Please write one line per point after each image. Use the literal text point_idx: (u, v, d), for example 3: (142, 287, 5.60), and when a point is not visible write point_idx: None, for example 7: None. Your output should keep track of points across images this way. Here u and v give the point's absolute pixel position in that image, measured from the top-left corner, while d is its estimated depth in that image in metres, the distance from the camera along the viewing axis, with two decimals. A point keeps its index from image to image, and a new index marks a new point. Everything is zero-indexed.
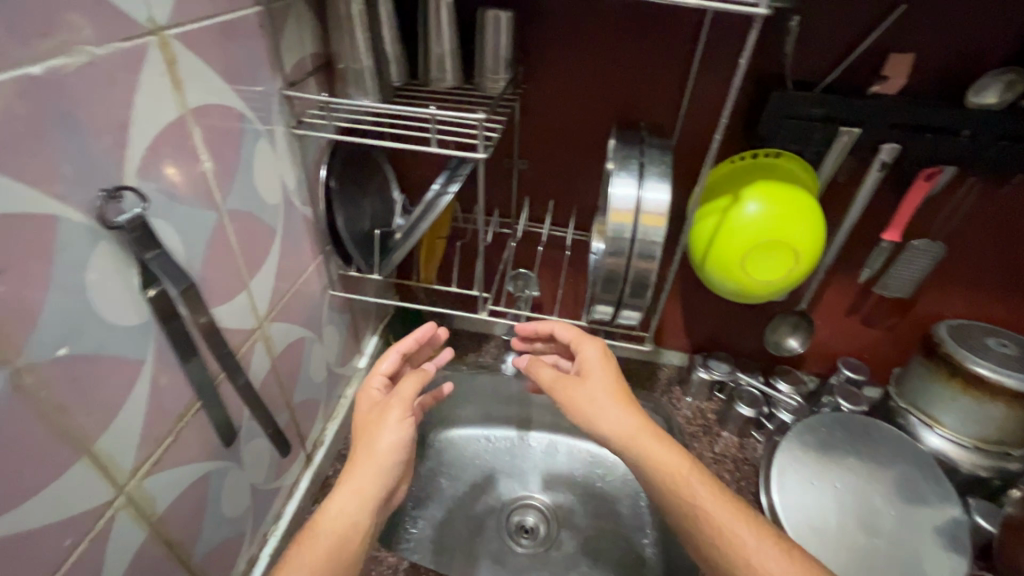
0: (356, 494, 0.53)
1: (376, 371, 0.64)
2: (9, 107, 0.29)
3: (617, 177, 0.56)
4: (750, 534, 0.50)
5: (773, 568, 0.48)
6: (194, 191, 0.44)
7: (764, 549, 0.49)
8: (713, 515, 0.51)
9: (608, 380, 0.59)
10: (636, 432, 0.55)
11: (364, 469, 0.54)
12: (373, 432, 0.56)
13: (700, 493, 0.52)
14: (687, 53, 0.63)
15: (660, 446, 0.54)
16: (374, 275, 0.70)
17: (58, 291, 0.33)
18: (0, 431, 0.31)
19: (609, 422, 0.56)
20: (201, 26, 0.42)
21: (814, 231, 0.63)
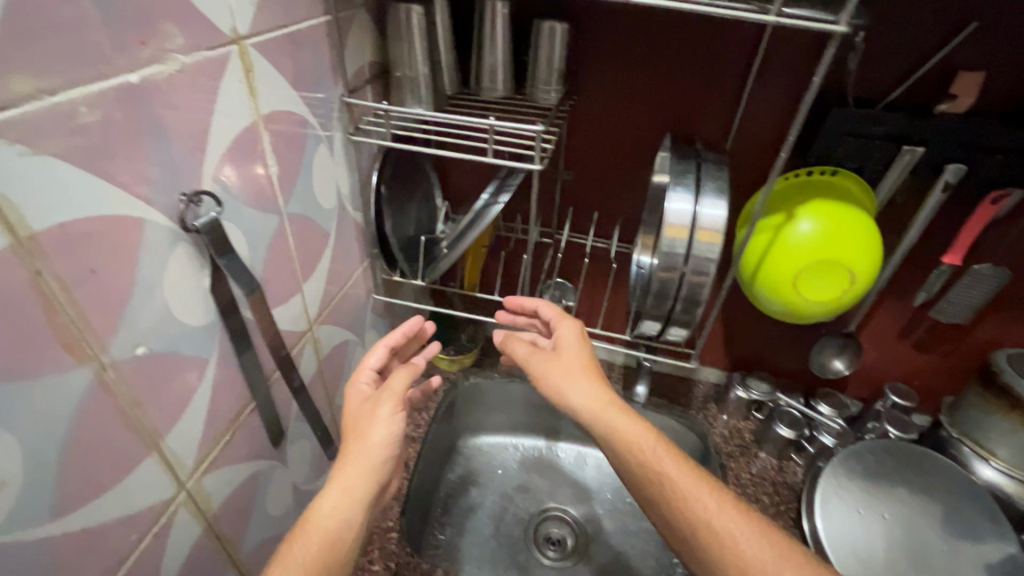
0: (343, 492, 0.50)
1: (364, 366, 0.59)
2: (109, 113, 0.30)
3: (674, 193, 0.55)
4: (712, 499, 0.49)
5: (734, 529, 0.47)
6: (261, 195, 0.45)
7: (727, 513, 0.48)
8: (676, 482, 0.50)
9: (582, 356, 0.58)
10: (605, 406, 0.54)
11: (354, 468, 0.51)
12: (361, 429, 0.53)
13: (665, 460, 0.51)
14: (745, 66, 0.62)
15: (627, 419, 0.53)
16: (419, 280, 0.70)
17: (141, 291, 0.34)
18: (84, 426, 0.32)
19: (579, 395, 0.55)
20: (275, 34, 0.43)
21: (872, 256, 0.61)
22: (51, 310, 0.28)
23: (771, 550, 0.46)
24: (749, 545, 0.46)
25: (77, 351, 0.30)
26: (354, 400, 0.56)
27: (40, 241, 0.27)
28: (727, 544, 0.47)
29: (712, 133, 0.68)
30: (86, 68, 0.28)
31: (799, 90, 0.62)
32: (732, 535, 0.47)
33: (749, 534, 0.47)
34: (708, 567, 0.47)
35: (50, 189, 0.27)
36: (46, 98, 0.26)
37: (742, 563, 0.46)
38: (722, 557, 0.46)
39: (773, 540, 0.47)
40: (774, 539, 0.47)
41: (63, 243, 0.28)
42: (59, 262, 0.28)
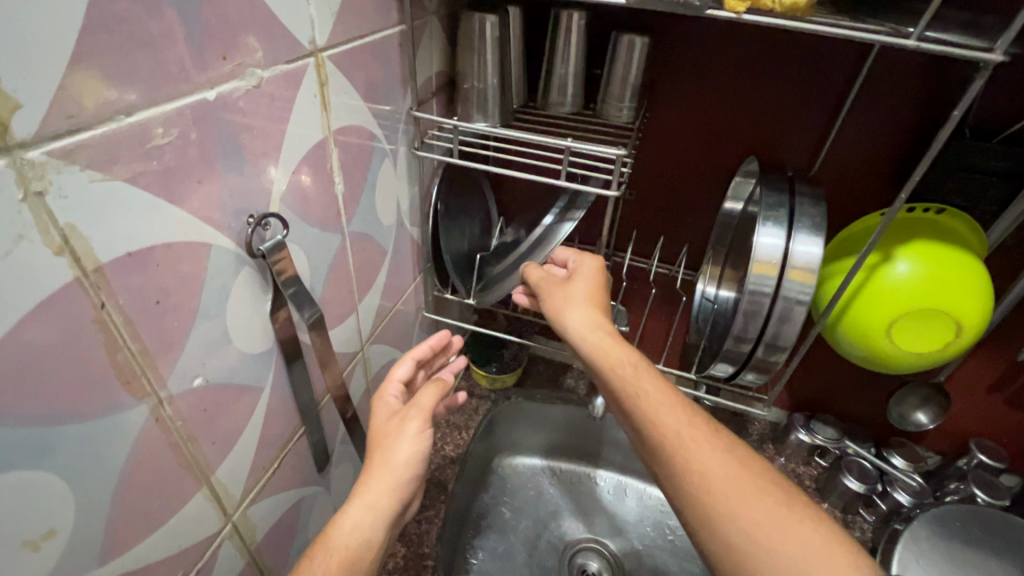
0: (366, 509, 0.43)
1: (392, 378, 0.53)
2: (184, 132, 0.27)
3: (763, 227, 0.50)
4: (683, 415, 0.44)
5: (705, 450, 0.42)
6: (325, 215, 0.42)
7: (698, 430, 0.44)
8: (650, 396, 0.45)
9: (592, 286, 0.54)
10: (592, 326, 0.51)
11: (377, 485, 0.44)
12: (384, 442, 0.47)
13: (643, 377, 0.47)
14: (841, 88, 0.56)
15: (612, 339, 0.50)
16: (470, 300, 0.67)
17: (202, 319, 0.31)
18: (138, 465, 0.29)
19: (577, 320, 0.51)
20: (351, 46, 0.41)
21: (978, 302, 0.54)
22: (113, 345, 0.26)
23: (735, 465, 0.41)
24: (713, 456, 0.42)
25: (135, 388, 0.28)
26: (377, 415, 0.50)
27: (105, 272, 0.25)
28: (689, 457, 0.42)
29: (797, 158, 0.62)
30: (166, 86, 0.26)
31: (904, 116, 0.56)
32: (696, 447, 0.42)
33: (716, 447, 0.42)
34: (671, 478, 0.43)
35: (119, 217, 0.25)
36: (121, 119, 0.24)
37: (701, 476, 0.41)
38: (681, 466, 0.42)
39: (742, 458, 0.42)
40: (743, 458, 0.42)
41: (127, 274, 0.26)
42: (123, 293, 0.26)
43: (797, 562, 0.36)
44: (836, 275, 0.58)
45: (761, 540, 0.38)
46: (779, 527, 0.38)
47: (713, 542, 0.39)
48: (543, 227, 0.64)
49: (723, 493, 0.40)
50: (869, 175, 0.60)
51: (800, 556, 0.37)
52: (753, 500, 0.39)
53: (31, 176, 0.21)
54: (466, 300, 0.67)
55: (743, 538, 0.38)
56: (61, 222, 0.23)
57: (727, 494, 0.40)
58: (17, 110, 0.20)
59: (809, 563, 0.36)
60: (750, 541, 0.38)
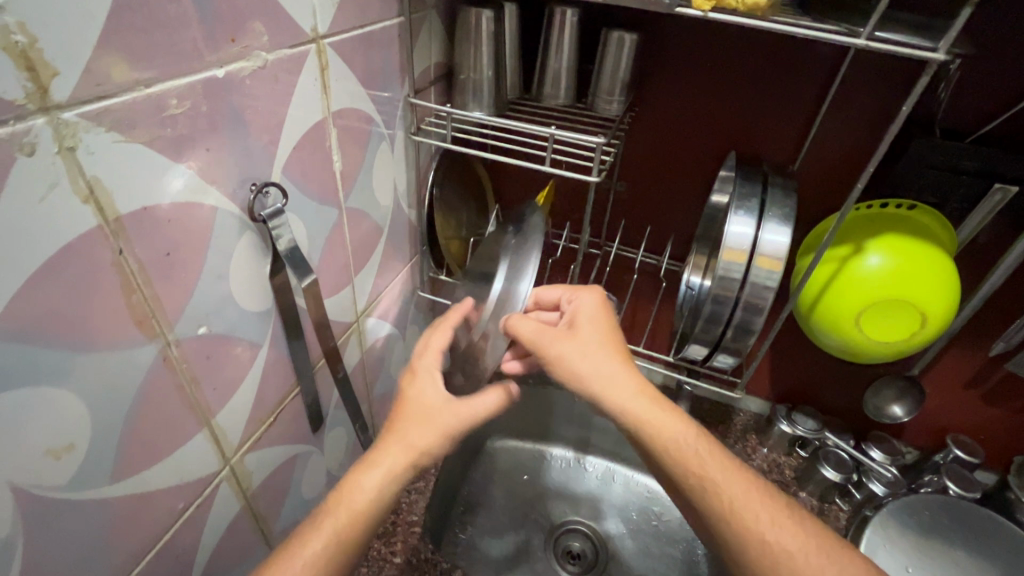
0: (384, 472, 0.45)
1: (434, 347, 0.52)
2: (196, 105, 0.31)
3: (735, 216, 0.53)
4: (765, 509, 0.44)
5: (795, 553, 0.42)
6: (323, 188, 0.46)
7: (784, 526, 0.43)
8: (724, 490, 0.44)
9: (604, 335, 0.51)
10: (634, 394, 0.47)
11: (396, 452, 0.46)
12: (401, 417, 0.48)
13: (711, 463, 0.45)
14: (821, 88, 0.59)
15: (662, 411, 0.47)
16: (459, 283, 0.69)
17: (208, 274, 0.35)
18: (147, 399, 0.33)
19: (617, 387, 0.47)
20: (352, 34, 0.45)
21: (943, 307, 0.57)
22: (128, 287, 0.30)
23: (835, 569, 0.41)
24: (805, 561, 0.41)
25: (146, 328, 0.32)
26: (416, 399, 0.49)
27: (123, 222, 0.29)
28: (780, 564, 0.41)
29: (779, 154, 0.65)
30: (181, 62, 0.30)
31: (880, 115, 0.58)
32: (789, 551, 0.42)
33: (806, 550, 0.42)
34: None
35: (136, 174, 0.29)
36: (141, 90, 0.28)
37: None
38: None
39: (833, 559, 0.42)
40: (837, 559, 0.42)
41: (142, 226, 0.30)
42: (139, 243, 0.30)
43: None
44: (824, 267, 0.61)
45: None
46: None
47: None
48: (497, 293, 0.53)
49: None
50: (846, 171, 0.63)
51: None
52: None
53: (66, 134, 0.25)
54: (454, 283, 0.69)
55: None
56: (89, 174, 0.26)
57: None
58: (56, 77, 0.24)
59: None
60: None
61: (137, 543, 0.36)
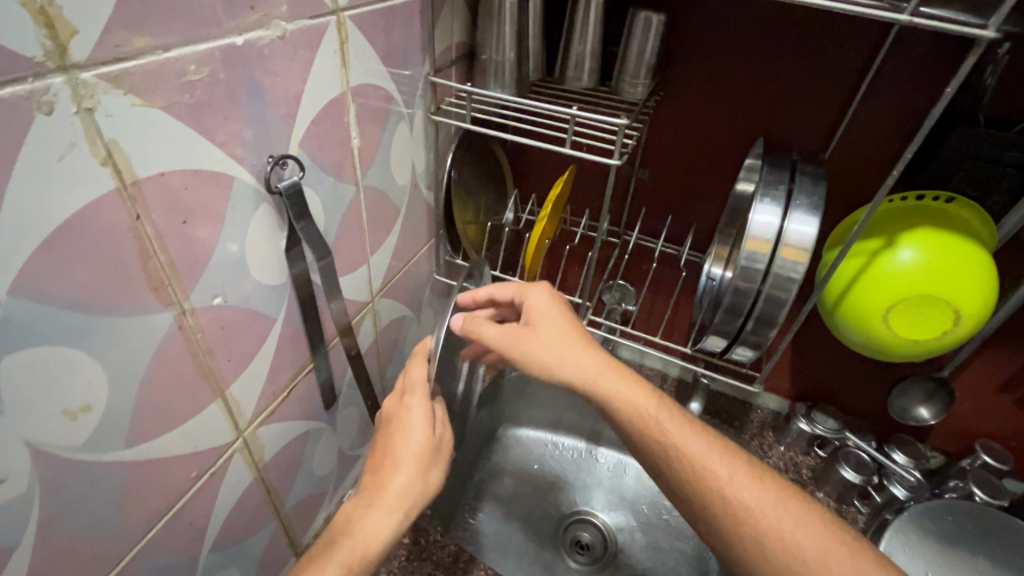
0: (387, 512, 0.50)
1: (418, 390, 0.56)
2: (214, 72, 0.31)
3: (760, 204, 0.51)
4: (723, 465, 0.44)
5: (755, 504, 0.42)
6: (340, 164, 0.46)
7: (742, 479, 0.44)
8: (685, 452, 0.45)
9: (563, 324, 0.50)
10: (600, 375, 0.48)
11: (392, 496, 0.51)
12: (393, 460, 0.53)
13: (674, 427, 0.46)
14: (859, 71, 0.56)
15: (624, 385, 0.47)
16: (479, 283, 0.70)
17: (224, 244, 0.35)
18: (162, 366, 0.34)
19: (579, 372, 0.47)
20: (373, 8, 0.44)
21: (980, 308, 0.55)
22: (145, 253, 0.30)
23: (793, 518, 0.42)
24: (765, 512, 0.42)
25: (162, 295, 0.32)
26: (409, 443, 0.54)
27: (141, 187, 0.29)
28: (743, 519, 0.42)
29: (809, 142, 0.62)
30: (200, 28, 0.29)
31: (919, 101, 0.56)
32: (749, 506, 0.42)
33: (766, 500, 0.43)
34: (722, 537, 0.43)
35: (154, 140, 0.29)
36: (160, 54, 0.28)
37: (763, 533, 0.41)
38: (742, 531, 0.42)
39: (792, 507, 0.43)
40: (797, 509, 0.42)
41: (159, 192, 0.30)
42: (156, 210, 0.30)
43: None
44: (856, 266, 0.58)
45: None
46: None
47: None
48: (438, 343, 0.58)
49: (792, 551, 0.40)
50: (880, 160, 0.60)
51: None
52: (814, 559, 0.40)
53: (84, 94, 0.25)
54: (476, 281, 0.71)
55: None
56: (106, 137, 0.26)
57: (787, 552, 0.40)
58: (75, 36, 0.24)
59: None
60: None
61: (150, 508, 0.37)
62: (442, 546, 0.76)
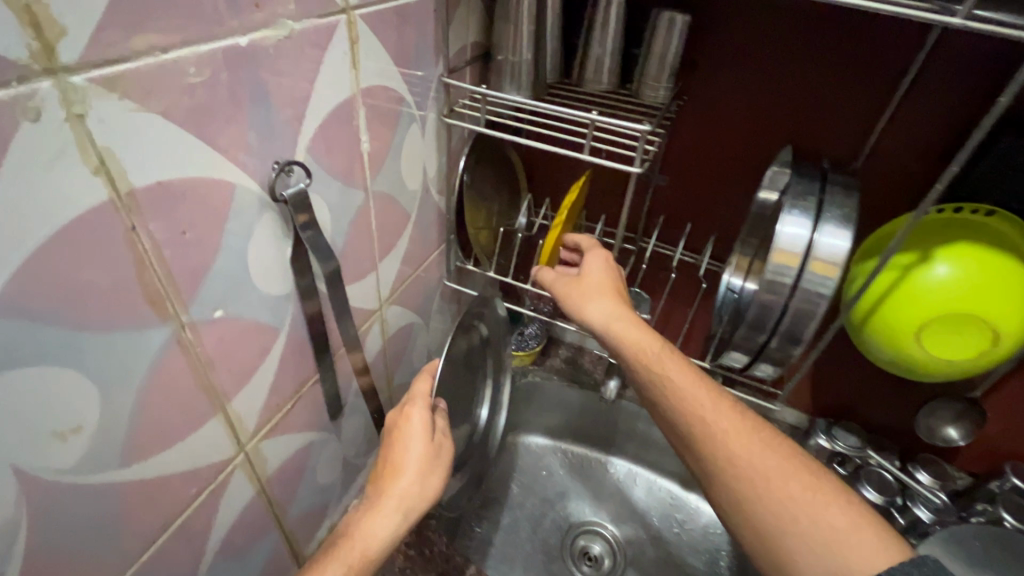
0: (388, 519, 0.49)
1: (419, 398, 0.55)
2: (216, 74, 0.29)
3: (789, 216, 0.49)
4: (711, 402, 0.49)
5: (732, 433, 0.47)
6: (349, 170, 0.44)
7: (729, 420, 0.48)
8: (678, 386, 0.50)
9: (603, 278, 0.58)
10: (619, 321, 0.55)
11: (391, 503, 0.50)
12: (396, 469, 0.52)
13: (675, 371, 0.51)
14: (895, 74, 0.54)
15: (636, 330, 0.54)
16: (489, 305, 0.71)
17: (225, 255, 0.34)
18: (158, 383, 0.32)
19: (602, 317, 0.55)
20: (385, 6, 0.42)
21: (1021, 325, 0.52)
22: (141, 265, 0.29)
23: (765, 448, 0.46)
24: (741, 442, 0.47)
25: (160, 309, 0.31)
26: (409, 452, 0.52)
27: (137, 197, 0.27)
28: (720, 446, 0.47)
29: (839, 149, 0.60)
30: (200, 27, 0.28)
31: (958, 108, 0.53)
32: (727, 434, 0.47)
33: (744, 433, 0.47)
34: (702, 461, 0.48)
35: (151, 147, 0.27)
36: (158, 55, 0.26)
37: (736, 458, 0.46)
38: (717, 455, 0.47)
39: (768, 441, 0.47)
40: (772, 443, 0.47)
41: (156, 202, 0.28)
42: (153, 220, 0.28)
43: (825, 535, 0.41)
44: (888, 280, 0.55)
45: (791, 523, 0.42)
46: (807, 510, 0.42)
47: (742, 514, 0.45)
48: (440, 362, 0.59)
49: (759, 474, 0.45)
50: (916, 169, 0.57)
51: (830, 539, 0.40)
52: (779, 482, 0.44)
53: (74, 99, 0.23)
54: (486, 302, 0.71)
55: (770, 518, 0.43)
56: (99, 144, 0.25)
57: (754, 476, 0.45)
58: (64, 36, 0.22)
59: (840, 545, 0.40)
60: (780, 519, 0.43)
61: (146, 528, 0.35)
62: (448, 559, 0.74)
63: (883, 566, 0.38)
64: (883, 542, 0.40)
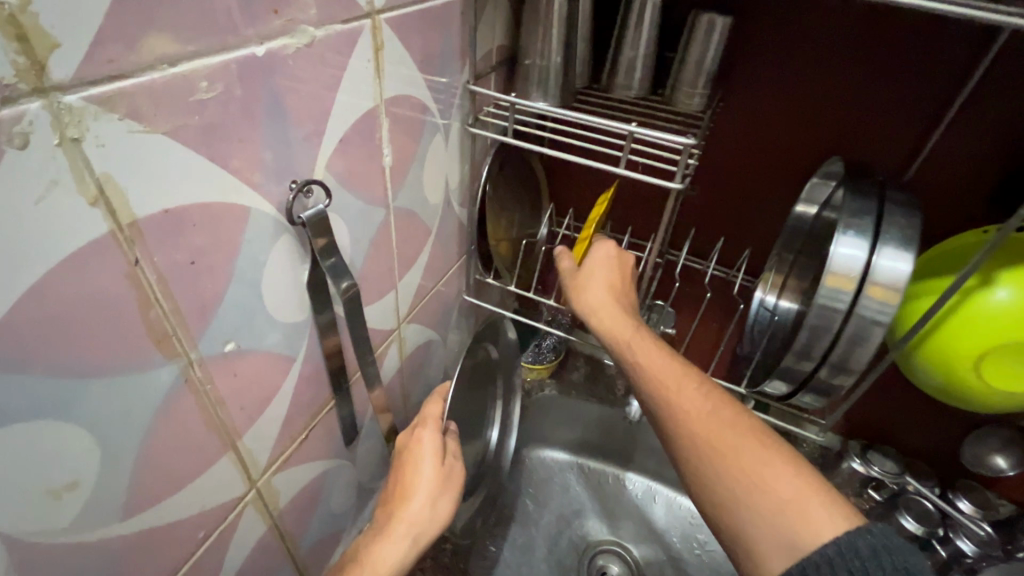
0: (399, 545, 0.46)
1: (430, 418, 0.51)
2: (229, 88, 0.26)
3: (843, 237, 0.45)
4: (673, 376, 0.46)
5: (688, 406, 0.44)
6: (370, 186, 0.41)
7: (688, 393, 0.45)
8: (641, 360, 0.48)
9: (595, 258, 0.54)
10: (598, 301, 0.52)
11: (400, 529, 0.47)
12: (406, 494, 0.49)
13: (644, 347, 0.49)
14: (954, 81, 0.50)
15: (609, 309, 0.52)
16: (505, 329, 0.68)
17: (239, 285, 0.31)
18: (163, 427, 0.29)
19: (591, 300, 0.52)
20: (411, 10, 0.39)
21: None
22: (145, 302, 0.26)
23: (724, 421, 0.43)
24: (697, 413, 0.44)
25: (165, 347, 0.28)
26: (420, 476, 0.49)
27: (140, 228, 0.24)
28: (675, 418, 0.44)
29: (888, 161, 0.56)
30: (213, 36, 0.25)
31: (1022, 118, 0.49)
32: (684, 406, 0.44)
33: (702, 405, 0.44)
34: (662, 435, 0.46)
35: (156, 172, 0.24)
36: (164, 69, 0.23)
37: (691, 430, 0.43)
38: (673, 427, 0.44)
39: (729, 414, 0.43)
40: (733, 416, 0.43)
41: (163, 232, 0.25)
42: (159, 251, 0.26)
43: (776, 508, 0.38)
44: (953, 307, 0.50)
45: (740, 495, 0.39)
46: (758, 481, 0.39)
47: (696, 486, 0.42)
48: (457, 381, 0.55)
49: (712, 446, 0.42)
50: (972, 182, 0.54)
51: (777, 511, 0.38)
52: (731, 453, 0.41)
53: (68, 121, 0.20)
54: (504, 326, 0.69)
55: (720, 489, 0.40)
56: (97, 171, 0.22)
57: (706, 447, 0.42)
58: (56, 49, 0.19)
59: (787, 518, 0.37)
60: (729, 490, 0.40)
61: None
62: None
63: (828, 538, 0.35)
64: (836, 516, 0.37)
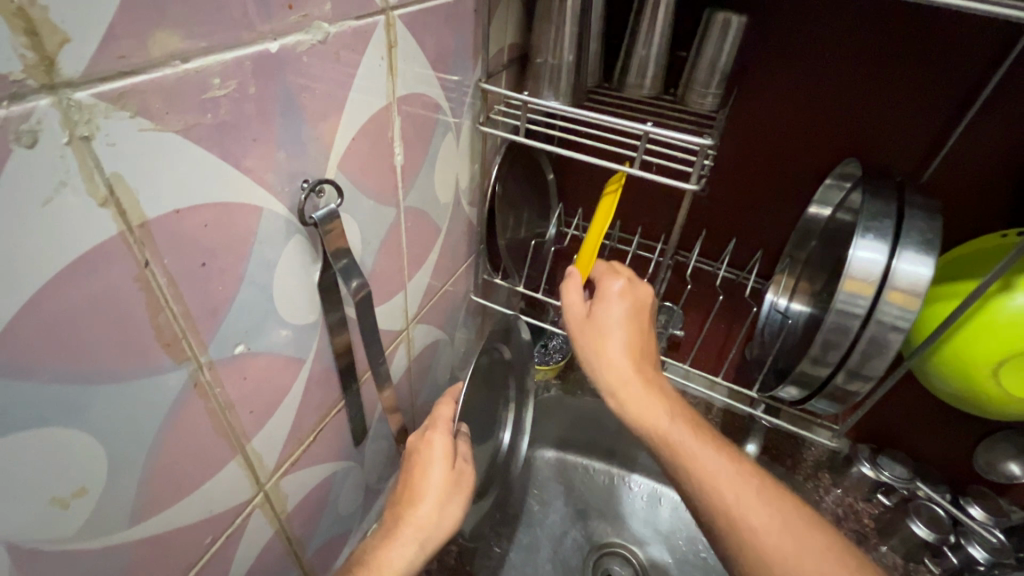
0: (406, 548, 0.46)
1: (440, 419, 0.51)
2: (243, 86, 0.25)
3: (862, 240, 0.44)
4: (733, 487, 0.43)
5: (758, 524, 0.42)
6: (382, 185, 0.40)
7: (751, 505, 0.43)
8: (697, 470, 0.44)
9: (619, 317, 0.50)
10: (630, 376, 0.48)
11: (408, 532, 0.46)
12: (414, 497, 0.48)
13: (691, 450, 0.45)
14: (975, 82, 0.49)
15: (650, 395, 0.48)
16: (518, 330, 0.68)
17: (249, 286, 0.30)
18: (172, 432, 0.29)
19: (616, 369, 0.48)
20: (425, 6, 0.38)
21: None
22: (154, 305, 0.25)
23: (798, 542, 0.41)
24: (769, 533, 0.41)
25: (174, 351, 0.27)
26: (429, 479, 0.48)
27: (150, 229, 0.24)
28: (744, 538, 0.42)
29: (904, 163, 0.55)
30: (226, 32, 0.24)
31: None
32: (753, 525, 0.42)
33: (772, 521, 0.42)
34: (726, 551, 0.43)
35: (167, 172, 0.23)
36: (177, 65, 0.22)
37: (765, 554, 0.41)
38: (743, 549, 0.42)
39: (799, 528, 0.42)
40: (804, 532, 0.42)
41: (174, 233, 0.25)
42: (169, 254, 0.25)
43: None
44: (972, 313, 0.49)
45: None
46: None
47: None
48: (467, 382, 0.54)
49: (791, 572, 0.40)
50: (989, 185, 0.53)
51: None
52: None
53: (78, 119, 0.20)
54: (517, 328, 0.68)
55: None
56: (107, 170, 0.21)
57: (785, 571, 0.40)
58: (66, 45, 0.19)
59: None
60: None
61: None
62: None
63: None
64: None
